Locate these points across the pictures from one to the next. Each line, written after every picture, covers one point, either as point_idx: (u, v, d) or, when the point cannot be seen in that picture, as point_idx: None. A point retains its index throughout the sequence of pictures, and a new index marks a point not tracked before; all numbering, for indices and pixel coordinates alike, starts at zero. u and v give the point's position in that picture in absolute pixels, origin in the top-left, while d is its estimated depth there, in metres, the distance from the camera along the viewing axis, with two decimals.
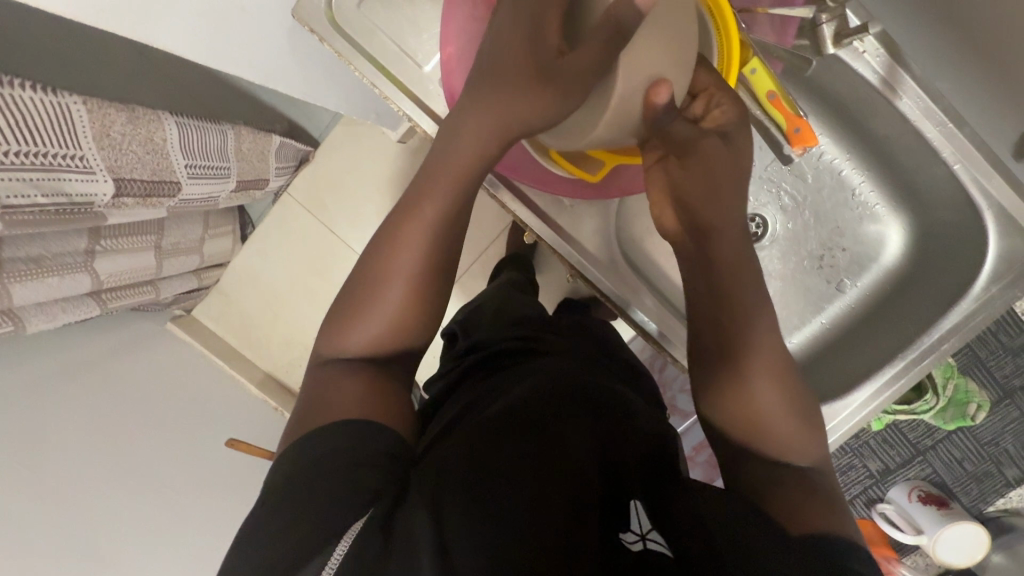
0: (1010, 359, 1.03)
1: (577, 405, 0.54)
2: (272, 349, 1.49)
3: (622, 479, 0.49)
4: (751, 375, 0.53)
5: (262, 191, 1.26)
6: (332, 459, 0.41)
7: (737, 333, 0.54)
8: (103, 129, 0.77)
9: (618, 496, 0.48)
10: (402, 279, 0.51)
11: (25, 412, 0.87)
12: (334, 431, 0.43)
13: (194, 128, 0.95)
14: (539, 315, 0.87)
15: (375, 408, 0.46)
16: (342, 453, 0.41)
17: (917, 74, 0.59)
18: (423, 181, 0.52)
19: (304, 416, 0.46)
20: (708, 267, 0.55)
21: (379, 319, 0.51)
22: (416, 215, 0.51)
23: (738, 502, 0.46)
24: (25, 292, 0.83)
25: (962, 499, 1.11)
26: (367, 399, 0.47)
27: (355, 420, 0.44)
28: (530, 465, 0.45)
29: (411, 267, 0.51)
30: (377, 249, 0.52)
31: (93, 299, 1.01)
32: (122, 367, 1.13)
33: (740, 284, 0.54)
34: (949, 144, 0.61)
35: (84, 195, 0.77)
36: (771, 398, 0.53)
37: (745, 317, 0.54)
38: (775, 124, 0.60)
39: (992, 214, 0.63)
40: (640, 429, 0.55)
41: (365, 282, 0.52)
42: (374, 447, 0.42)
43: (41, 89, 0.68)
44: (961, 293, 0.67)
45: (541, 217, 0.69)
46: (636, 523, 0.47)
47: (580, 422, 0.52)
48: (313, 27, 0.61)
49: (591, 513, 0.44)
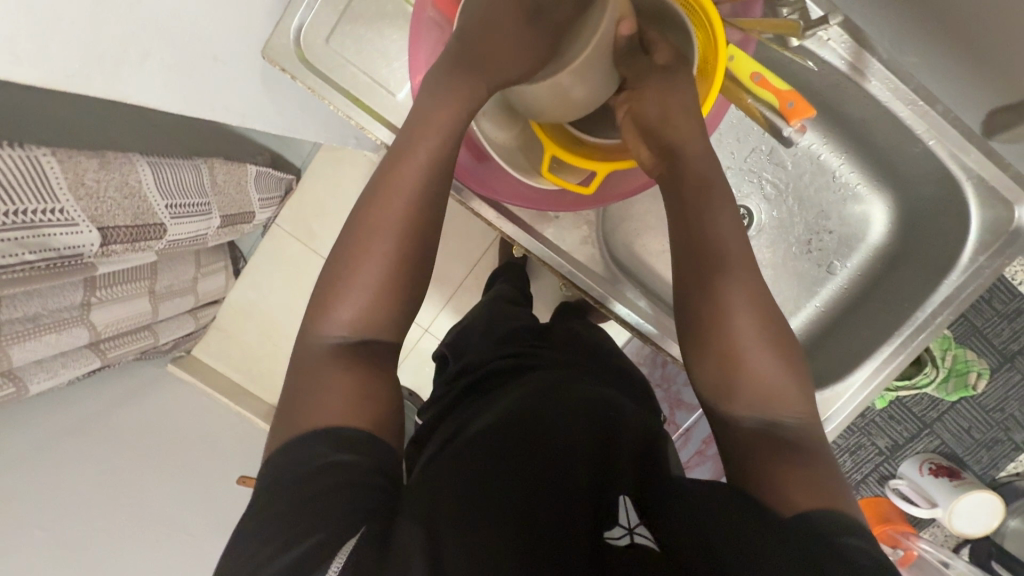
0: (1005, 325, 1.05)
1: (571, 415, 0.54)
2: (275, 381, 1.49)
3: (617, 474, 0.50)
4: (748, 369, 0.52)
5: (249, 224, 1.27)
6: (321, 475, 0.40)
7: (721, 324, 0.53)
8: (77, 178, 0.77)
9: (606, 492, 0.48)
10: (367, 289, 0.50)
11: (33, 472, 0.86)
12: (313, 441, 0.42)
13: (165, 167, 0.96)
14: (533, 327, 0.87)
15: (366, 415, 0.45)
16: (328, 470, 0.40)
17: (884, 57, 0.60)
18: (387, 184, 0.51)
19: (284, 420, 0.45)
20: (692, 263, 0.54)
21: (354, 329, 0.50)
22: (381, 223, 0.51)
23: (731, 494, 0.46)
24: (23, 353, 0.82)
25: (974, 467, 1.12)
26: (350, 399, 0.45)
27: (341, 427, 0.43)
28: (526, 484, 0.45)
29: (378, 281, 0.50)
30: (345, 256, 0.51)
31: (92, 350, 1.01)
32: (129, 415, 1.13)
33: (728, 279, 0.53)
34: (923, 122, 0.62)
35: (71, 247, 0.77)
36: (780, 383, 0.51)
37: (728, 310, 0.53)
38: (765, 105, 0.61)
39: (973, 185, 0.64)
40: (628, 434, 0.56)
41: (335, 295, 0.50)
42: (365, 463, 0.41)
43: (6, 146, 0.68)
44: (949, 266, 0.67)
45: (527, 231, 0.70)
46: (624, 517, 0.46)
47: (574, 433, 0.52)
48: (284, 66, 0.61)
49: (583, 524, 0.44)
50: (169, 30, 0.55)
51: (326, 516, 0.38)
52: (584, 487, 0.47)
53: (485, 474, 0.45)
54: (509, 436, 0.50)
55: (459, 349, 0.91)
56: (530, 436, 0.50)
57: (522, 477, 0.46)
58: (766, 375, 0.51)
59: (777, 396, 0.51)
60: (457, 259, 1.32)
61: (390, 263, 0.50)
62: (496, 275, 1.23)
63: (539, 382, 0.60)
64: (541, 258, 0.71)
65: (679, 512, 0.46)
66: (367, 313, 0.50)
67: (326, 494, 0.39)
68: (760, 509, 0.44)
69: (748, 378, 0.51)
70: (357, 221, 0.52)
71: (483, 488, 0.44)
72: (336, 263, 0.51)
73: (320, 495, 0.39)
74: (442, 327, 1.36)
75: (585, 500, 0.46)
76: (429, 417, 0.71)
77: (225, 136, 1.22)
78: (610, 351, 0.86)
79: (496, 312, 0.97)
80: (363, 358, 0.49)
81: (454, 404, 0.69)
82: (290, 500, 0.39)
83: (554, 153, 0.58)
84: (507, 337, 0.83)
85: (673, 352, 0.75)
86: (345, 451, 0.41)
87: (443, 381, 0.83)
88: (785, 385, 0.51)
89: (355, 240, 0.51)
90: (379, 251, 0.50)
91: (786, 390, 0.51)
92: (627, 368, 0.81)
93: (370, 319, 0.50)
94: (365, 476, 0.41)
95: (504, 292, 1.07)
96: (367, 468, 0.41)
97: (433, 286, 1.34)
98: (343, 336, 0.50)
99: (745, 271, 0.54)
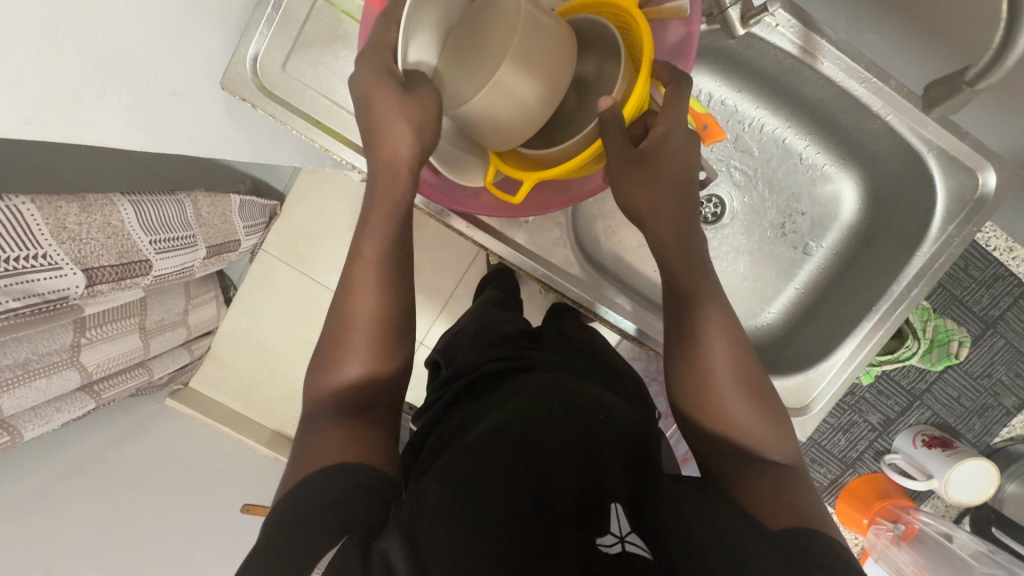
0: (984, 291, 1.05)
1: (556, 415, 0.55)
2: (275, 406, 1.49)
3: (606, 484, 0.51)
4: (713, 366, 0.56)
5: (235, 252, 1.27)
6: (321, 496, 0.42)
7: (689, 329, 0.58)
8: (58, 224, 0.77)
9: (598, 500, 0.49)
10: (370, 321, 0.55)
11: (35, 518, 0.86)
12: (315, 478, 0.44)
13: (149, 204, 0.95)
14: (521, 329, 0.88)
15: (360, 452, 0.48)
16: (320, 496, 0.43)
17: (833, 37, 0.61)
18: (377, 223, 0.57)
19: (295, 461, 0.47)
20: (673, 287, 0.60)
21: (361, 359, 0.54)
22: (373, 259, 0.56)
23: (711, 505, 0.48)
24: (13, 400, 0.82)
25: (968, 435, 1.12)
26: (349, 444, 0.48)
27: (338, 463, 0.45)
28: (508, 488, 0.46)
29: (381, 309, 0.55)
30: (345, 297, 0.56)
31: (86, 393, 1.01)
32: (130, 453, 1.13)
33: (699, 295, 0.58)
34: (878, 98, 0.63)
35: (56, 291, 0.78)
36: (736, 392, 0.55)
37: (694, 318, 0.58)
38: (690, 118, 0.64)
39: (933, 155, 0.64)
40: (616, 429, 0.56)
41: (339, 331, 0.55)
42: (356, 485, 0.44)
43: None
44: (920, 239, 0.67)
45: (499, 237, 0.71)
46: (615, 525, 0.47)
47: (560, 433, 0.53)
48: (243, 95, 0.62)
49: (565, 527, 0.45)
50: (124, 69, 0.56)
51: (319, 532, 0.40)
52: (571, 496, 0.48)
53: (468, 481, 0.46)
54: (493, 440, 0.50)
55: (451, 355, 0.92)
56: (515, 441, 0.50)
57: (507, 483, 0.46)
58: (728, 377, 0.56)
59: (754, 435, 0.54)
60: (443, 270, 1.33)
61: (384, 289, 0.55)
62: (483, 283, 1.23)
63: (527, 385, 0.61)
64: (518, 265, 0.72)
65: (668, 518, 0.47)
66: (367, 355, 0.54)
67: (317, 514, 0.41)
68: (754, 521, 0.47)
69: (711, 381, 0.56)
70: (344, 285, 0.56)
71: (465, 495, 0.45)
72: (340, 302, 0.56)
73: (315, 515, 0.41)
74: (434, 339, 1.36)
75: (571, 503, 0.47)
76: (423, 424, 0.72)
77: (205, 165, 1.22)
78: (599, 349, 0.87)
79: (485, 317, 0.97)
80: (361, 407, 0.52)
81: (446, 412, 0.70)
82: (293, 521, 0.41)
83: (497, 167, 0.59)
84: (498, 341, 0.84)
85: (655, 346, 0.75)
86: (346, 476, 0.44)
87: (436, 388, 0.83)
88: (765, 428, 0.54)
89: (343, 303, 0.56)
90: (366, 304, 0.55)
91: (764, 425, 0.55)
92: (614, 366, 0.82)
93: (370, 360, 0.54)
94: (352, 493, 0.43)
95: (493, 297, 1.07)
96: (359, 490, 0.44)
97: (422, 299, 1.34)
98: (344, 388, 0.53)
99: (715, 299, 0.59)
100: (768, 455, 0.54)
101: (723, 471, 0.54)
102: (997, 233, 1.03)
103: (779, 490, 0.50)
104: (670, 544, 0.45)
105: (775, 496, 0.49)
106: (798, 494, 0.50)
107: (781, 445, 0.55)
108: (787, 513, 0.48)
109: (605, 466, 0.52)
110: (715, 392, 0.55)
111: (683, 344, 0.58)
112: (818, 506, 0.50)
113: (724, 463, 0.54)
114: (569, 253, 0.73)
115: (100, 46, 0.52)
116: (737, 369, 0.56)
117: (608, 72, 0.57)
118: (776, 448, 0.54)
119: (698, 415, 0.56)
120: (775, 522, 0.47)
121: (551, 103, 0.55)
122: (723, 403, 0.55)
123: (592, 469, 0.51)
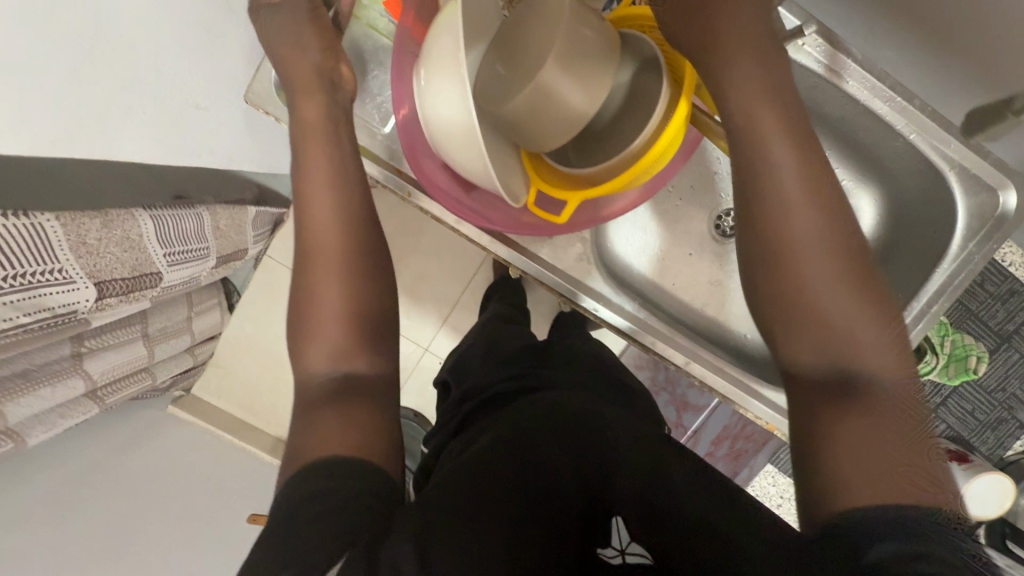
0: (999, 306, 1.07)
1: (561, 428, 0.54)
2: (278, 413, 1.48)
3: (611, 493, 0.50)
4: (804, 255, 0.45)
5: (242, 260, 1.27)
6: (325, 496, 0.40)
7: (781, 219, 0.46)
8: (79, 239, 0.77)
9: (603, 507, 0.50)
10: (330, 312, 0.52)
11: (40, 528, 0.86)
12: (334, 467, 0.42)
13: (168, 218, 0.95)
14: (530, 344, 0.89)
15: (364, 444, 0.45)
16: (325, 496, 0.40)
17: (859, 57, 0.62)
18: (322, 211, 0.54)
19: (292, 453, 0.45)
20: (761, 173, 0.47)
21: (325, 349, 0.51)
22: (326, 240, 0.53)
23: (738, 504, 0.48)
24: (18, 409, 0.81)
25: (981, 448, 1.13)
26: (348, 432, 0.45)
27: (350, 460, 0.43)
28: (508, 505, 0.46)
29: (336, 296, 0.52)
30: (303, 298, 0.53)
31: (90, 398, 1.00)
32: (133, 460, 1.11)
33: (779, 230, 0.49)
34: (902, 116, 0.64)
35: (66, 305, 0.77)
36: (829, 274, 0.45)
37: (787, 202, 0.46)
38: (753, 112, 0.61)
39: (955, 173, 0.65)
40: (627, 438, 0.54)
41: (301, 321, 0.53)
42: (358, 484, 0.41)
43: (9, 215, 0.67)
44: (941, 254, 0.68)
45: (522, 251, 0.71)
46: (616, 537, 0.48)
47: (565, 446, 0.52)
48: (268, 107, 0.62)
49: (569, 539, 0.47)
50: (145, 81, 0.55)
51: (326, 544, 0.37)
52: (573, 507, 0.49)
53: (468, 497, 0.45)
54: (494, 455, 0.50)
55: (461, 373, 0.92)
56: (517, 457, 0.50)
57: (506, 502, 0.47)
58: (825, 264, 0.45)
59: (847, 346, 0.44)
60: (451, 277, 1.33)
61: (338, 270, 0.53)
62: (491, 291, 1.23)
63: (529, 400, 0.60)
64: (538, 278, 0.72)
65: (673, 513, 0.46)
66: (337, 352, 0.50)
67: (318, 518, 0.38)
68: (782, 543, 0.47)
69: (801, 268, 0.45)
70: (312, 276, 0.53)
71: (465, 511, 0.44)
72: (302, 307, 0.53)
73: (319, 517, 0.38)
74: (439, 346, 1.37)
75: (575, 514, 0.49)
76: (435, 446, 0.71)
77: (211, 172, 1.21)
78: (611, 366, 0.87)
79: (493, 333, 0.98)
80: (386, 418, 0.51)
81: (457, 432, 0.69)
82: (298, 519, 0.38)
83: (539, 188, 0.61)
84: (509, 357, 0.84)
85: (675, 361, 0.75)
86: (350, 473, 0.42)
87: (448, 407, 0.83)
88: (863, 343, 0.43)
89: (304, 278, 0.53)
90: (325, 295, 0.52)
91: (864, 335, 0.44)
92: (625, 383, 0.82)
93: (340, 353, 0.50)
94: (357, 498, 0.40)
95: (501, 312, 1.07)
96: (358, 488, 0.41)
97: (429, 307, 1.34)
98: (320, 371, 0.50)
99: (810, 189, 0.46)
100: (867, 375, 0.43)
101: (799, 416, 0.45)
102: (1014, 249, 1.04)
103: (865, 445, 0.40)
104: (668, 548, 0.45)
105: (859, 456, 0.40)
106: (897, 446, 0.40)
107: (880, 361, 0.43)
108: (864, 476, 0.39)
109: (609, 474, 0.51)
110: (811, 314, 0.45)
111: (763, 266, 0.47)
112: (923, 456, 0.40)
113: (803, 405, 0.45)
114: (590, 267, 0.74)
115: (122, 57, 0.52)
116: (843, 262, 0.45)
117: (645, 86, 0.58)
118: (876, 359, 0.43)
119: (777, 304, 0.46)
120: (832, 505, 0.40)
121: (589, 108, 0.56)
122: (813, 304, 0.44)
123: (597, 477, 0.51)
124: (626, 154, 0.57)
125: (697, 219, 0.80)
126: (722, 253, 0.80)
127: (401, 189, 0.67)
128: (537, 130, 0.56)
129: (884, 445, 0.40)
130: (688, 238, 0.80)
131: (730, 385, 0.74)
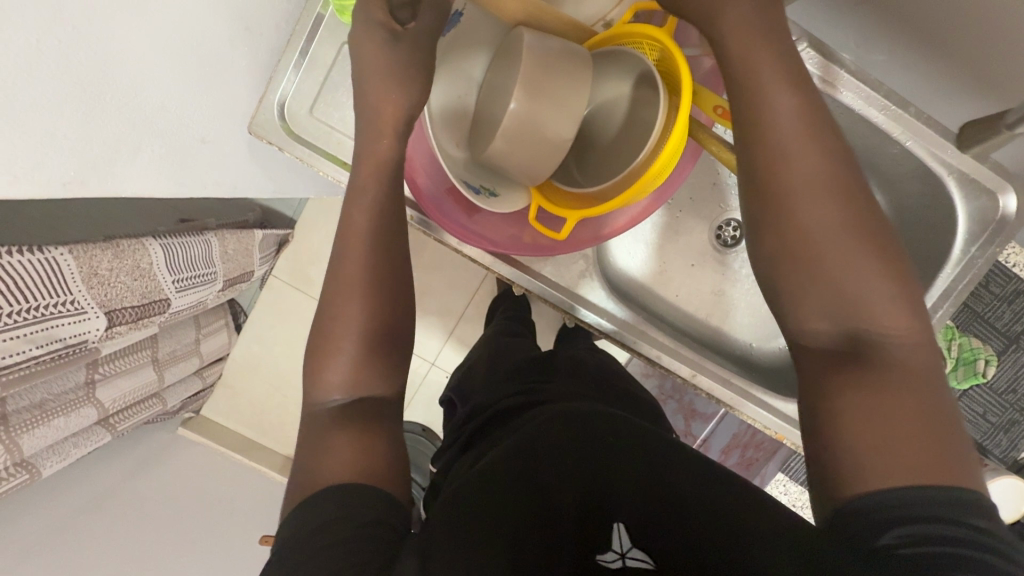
0: (1005, 307, 1.06)
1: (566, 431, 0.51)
2: (286, 432, 1.48)
3: (612, 498, 0.46)
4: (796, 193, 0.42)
5: (247, 282, 1.28)
6: (330, 528, 0.39)
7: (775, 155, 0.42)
8: (90, 270, 0.77)
9: (601, 511, 0.45)
10: (349, 334, 0.48)
11: (59, 557, 0.86)
12: (326, 497, 0.41)
13: (178, 246, 0.96)
14: (535, 356, 0.89)
15: (370, 469, 0.44)
16: (323, 533, 0.39)
17: (851, 68, 0.63)
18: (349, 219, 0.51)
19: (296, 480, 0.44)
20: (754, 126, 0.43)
21: (343, 367, 0.48)
22: (349, 245, 0.50)
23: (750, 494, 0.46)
24: (33, 441, 0.82)
25: (995, 451, 1.12)
26: (356, 456, 0.44)
27: (353, 486, 0.42)
28: (506, 512, 0.44)
29: (356, 313, 0.49)
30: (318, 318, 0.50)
31: (102, 426, 1.01)
32: (147, 485, 1.11)
33: None
34: (897, 124, 0.64)
35: (77, 335, 0.78)
36: (823, 211, 0.41)
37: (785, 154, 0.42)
38: None
39: (953, 178, 0.65)
40: (633, 430, 0.52)
41: (318, 338, 0.49)
42: (358, 519, 0.40)
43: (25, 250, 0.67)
44: (945, 259, 0.68)
45: (523, 268, 0.71)
46: (617, 541, 0.44)
47: (571, 449, 0.49)
48: (269, 138, 0.64)
49: (569, 543, 0.43)
50: (140, 111, 0.57)
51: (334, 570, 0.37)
52: (570, 512, 0.45)
53: (472, 507, 0.44)
54: (498, 462, 0.48)
55: (466, 392, 0.92)
56: (519, 464, 0.48)
57: (505, 510, 0.44)
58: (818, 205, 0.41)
59: (839, 287, 0.41)
60: (455, 291, 1.34)
61: (358, 280, 0.49)
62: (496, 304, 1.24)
63: (539, 411, 0.59)
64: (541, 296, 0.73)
65: (691, 519, 0.43)
66: (352, 377, 0.48)
67: (327, 550, 0.38)
68: None
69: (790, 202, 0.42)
70: (331, 288, 0.50)
71: (465, 521, 0.42)
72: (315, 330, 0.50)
73: (325, 550, 0.38)
74: (446, 359, 1.37)
75: (573, 518, 0.45)
76: (443, 466, 0.71)
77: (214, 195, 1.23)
78: (617, 376, 0.87)
79: (497, 349, 0.98)
80: None
81: (465, 448, 0.70)
82: (309, 549, 0.38)
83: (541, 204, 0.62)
84: (512, 373, 0.84)
85: (682, 373, 0.75)
86: (350, 505, 0.40)
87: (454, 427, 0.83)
88: (857, 280, 0.41)
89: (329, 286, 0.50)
90: (341, 313, 0.49)
91: (856, 271, 0.41)
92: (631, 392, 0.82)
93: (357, 381, 0.48)
94: (359, 530, 0.39)
95: (503, 326, 1.07)
96: (368, 519, 0.40)
97: (434, 321, 1.35)
98: (340, 387, 0.48)
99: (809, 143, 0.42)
100: (875, 346, 0.41)
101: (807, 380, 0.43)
102: (1017, 250, 1.04)
103: (885, 419, 0.38)
104: (674, 556, 0.42)
105: (885, 420, 0.38)
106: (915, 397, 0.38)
107: (874, 307, 0.41)
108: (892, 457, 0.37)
109: (618, 471, 0.48)
110: (819, 275, 0.41)
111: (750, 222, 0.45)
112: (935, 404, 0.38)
113: (810, 377, 0.43)
114: (593, 282, 0.74)
115: (117, 89, 0.53)
116: (844, 200, 0.42)
117: (641, 100, 0.58)
118: (889, 322, 0.41)
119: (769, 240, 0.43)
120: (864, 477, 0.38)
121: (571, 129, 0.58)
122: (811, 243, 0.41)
123: (598, 480, 0.47)
124: (623, 175, 0.57)
125: (698, 230, 0.80)
126: (725, 263, 0.81)
127: (428, 228, 0.69)
128: (527, 155, 0.58)
129: (908, 412, 0.38)
130: (690, 248, 0.81)
131: (735, 396, 0.74)
